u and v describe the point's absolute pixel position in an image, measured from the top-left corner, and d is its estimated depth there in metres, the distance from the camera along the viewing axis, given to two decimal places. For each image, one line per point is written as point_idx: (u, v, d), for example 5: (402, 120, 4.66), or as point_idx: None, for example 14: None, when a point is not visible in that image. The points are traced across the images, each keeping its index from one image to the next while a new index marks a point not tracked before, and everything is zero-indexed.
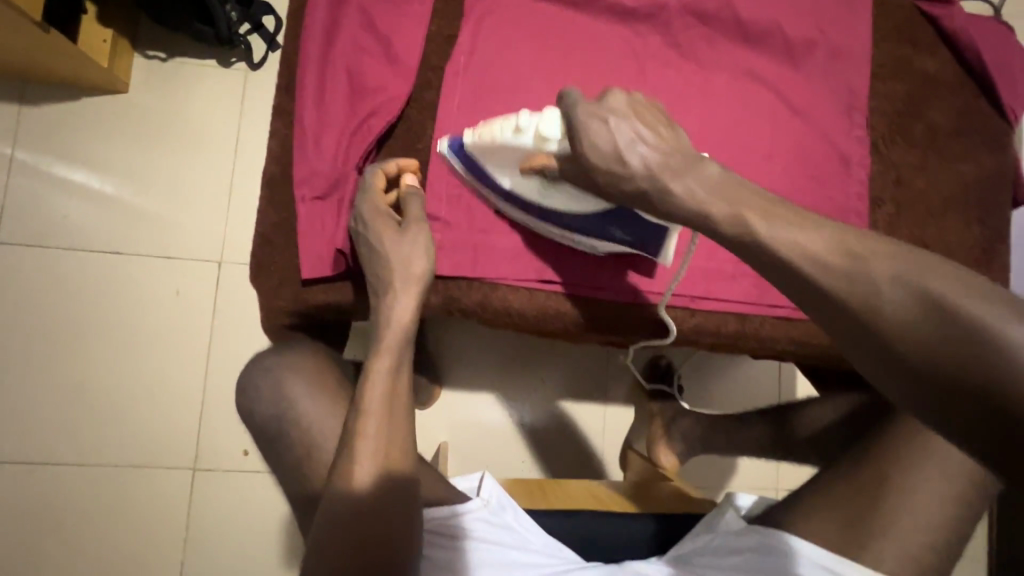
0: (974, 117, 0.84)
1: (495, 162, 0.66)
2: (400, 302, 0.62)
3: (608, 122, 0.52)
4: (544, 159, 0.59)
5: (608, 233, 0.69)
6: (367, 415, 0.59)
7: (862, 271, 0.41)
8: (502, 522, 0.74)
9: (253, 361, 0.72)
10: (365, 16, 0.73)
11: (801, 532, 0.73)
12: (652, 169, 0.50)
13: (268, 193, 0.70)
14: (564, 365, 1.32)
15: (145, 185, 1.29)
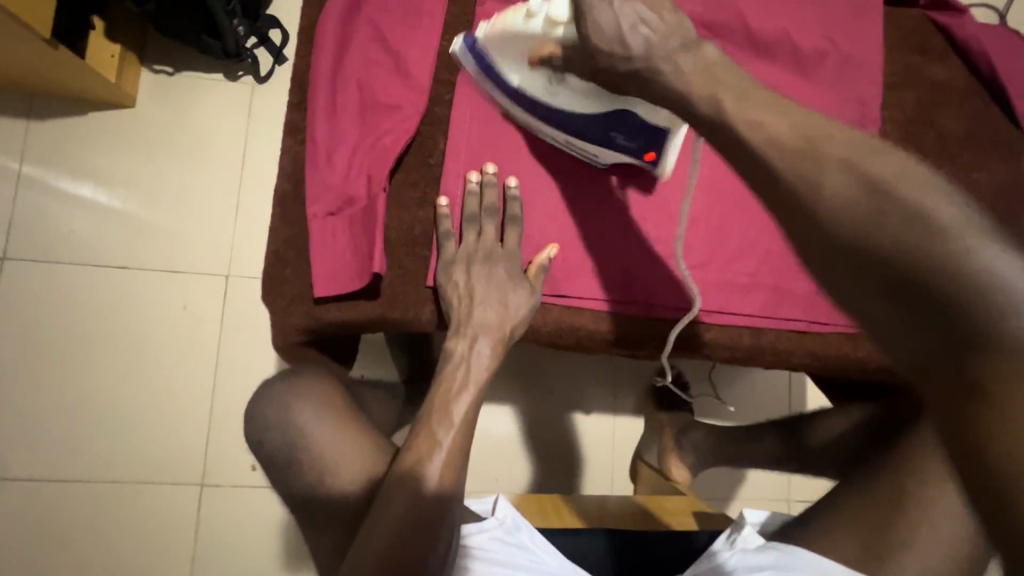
0: (988, 126, 0.84)
1: (505, 58, 0.62)
2: (476, 351, 0.66)
3: (613, 5, 0.50)
4: (552, 48, 0.56)
5: (610, 138, 0.68)
6: (430, 457, 0.58)
7: (822, 169, 0.43)
8: (518, 543, 0.72)
9: (262, 388, 0.72)
10: (376, 32, 0.72)
11: (822, 548, 0.72)
12: (652, 51, 0.49)
13: (279, 210, 0.70)
14: (573, 375, 1.31)
15: (152, 198, 1.29)
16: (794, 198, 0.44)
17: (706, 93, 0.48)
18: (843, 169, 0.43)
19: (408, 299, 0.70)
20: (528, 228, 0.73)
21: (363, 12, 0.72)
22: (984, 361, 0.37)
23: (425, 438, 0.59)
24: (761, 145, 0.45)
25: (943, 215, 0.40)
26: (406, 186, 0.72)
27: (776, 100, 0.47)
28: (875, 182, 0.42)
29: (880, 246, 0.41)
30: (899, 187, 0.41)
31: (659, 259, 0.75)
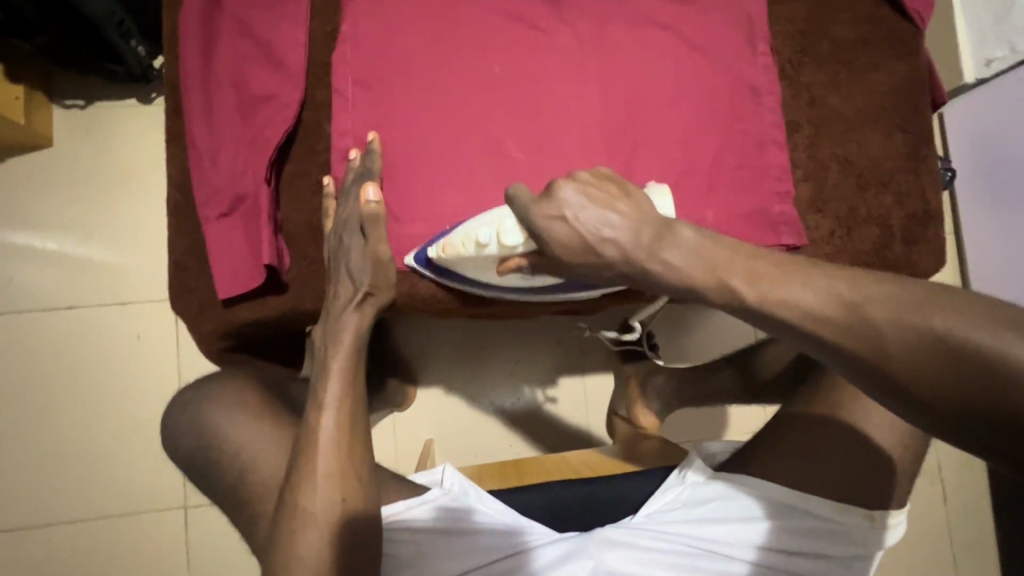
0: (881, 25, 0.83)
1: (469, 269, 0.67)
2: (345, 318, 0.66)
3: (583, 207, 0.52)
4: (514, 263, 0.59)
5: (594, 284, 0.71)
6: (314, 450, 0.59)
7: (878, 329, 0.41)
8: (464, 508, 0.73)
9: (180, 396, 0.73)
10: (241, 26, 0.71)
11: (766, 471, 0.72)
12: (628, 251, 0.50)
13: (172, 220, 0.69)
14: (532, 342, 1.33)
15: (87, 235, 1.28)
16: (855, 356, 0.42)
17: (717, 279, 0.47)
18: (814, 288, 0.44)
19: (317, 287, 0.70)
20: (428, 199, 0.72)
21: (225, 8, 0.71)
22: None
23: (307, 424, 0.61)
24: (802, 323, 0.44)
25: (995, 343, 0.38)
26: (297, 176, 0.71)
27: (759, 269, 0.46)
28: (907, 320, 0.41)
29: (968, 392, 0.39)
30: (933, 321, 0.40)
31: None
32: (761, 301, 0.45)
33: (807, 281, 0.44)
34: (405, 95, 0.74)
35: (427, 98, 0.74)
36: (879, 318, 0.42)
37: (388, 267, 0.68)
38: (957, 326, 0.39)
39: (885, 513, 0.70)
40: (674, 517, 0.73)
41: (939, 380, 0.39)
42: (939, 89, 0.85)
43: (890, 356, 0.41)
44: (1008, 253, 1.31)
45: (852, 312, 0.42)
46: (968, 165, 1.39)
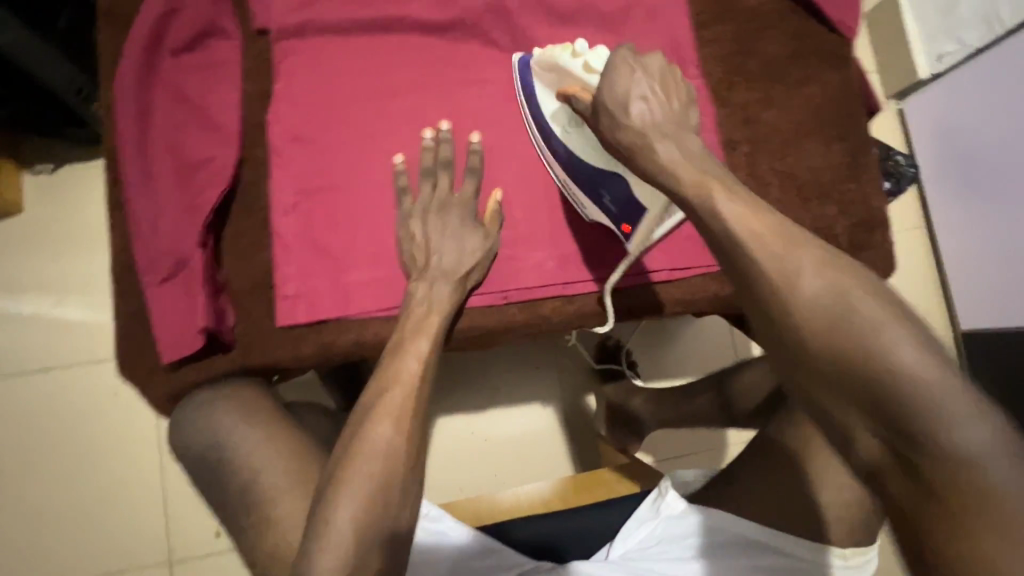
0: (808, 40, 0.84)
1: (545, 82, 0.68)
2: (434, 317, 0.67)
3: (632, 74, 0.55)
4: (580, 89, 0.60)
5: (597, 195, 0.69)
6: (354, 462, 0.55)
7: (851, 327, 0.43)
8: (440, 523, 0.73)
9: (194, 394, 0.69)
10: (176, 93, 0.73)
11: (735, 504, 0.71)
12: (648, 121, 0.53)
13: (118, 287, 0.70)
14: (512, 368, 1.33)
15: (62, 296, 1.29)
16: (802, 325, 0.45)
17: (699, 187, 0.50)
18: (818, 273, 0.45)
19: (265, 343, 0.71)
20: (368, 246, 0.73)
21: (159, 76, 0.73)
22: (953, 496, 0.40)
23: (372, 392, 0.60)
24: (791, 313, 0.45)
25: (936, 386, 0.41)
26: (238, 235, 0.73)
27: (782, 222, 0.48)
28: (874, 330, 0.43)
29: (905, 412, 0.41)
30: (891, 351, 0.42)
31: (508, 245, 0.75)
32: (784, 287, 0.46)
33: (819, 269, 0.46)
34: (340, 147, 0.74)
35: (363, 147, 0.75)
36: (851, 327, 0.43)
37: (471, 253, 0.71)
38: (912, 362, 0.41)
39: (858, 550, 0.66)
40: (651, 556, 0.70)
41: (856, 400, 0.43)
42: (873, 97, 0.86)
43: (845, 363, 0.43)
44: (976, 250, 1.32)
45: (836, 321, 0.44)
46: (932, 159, 1.39)
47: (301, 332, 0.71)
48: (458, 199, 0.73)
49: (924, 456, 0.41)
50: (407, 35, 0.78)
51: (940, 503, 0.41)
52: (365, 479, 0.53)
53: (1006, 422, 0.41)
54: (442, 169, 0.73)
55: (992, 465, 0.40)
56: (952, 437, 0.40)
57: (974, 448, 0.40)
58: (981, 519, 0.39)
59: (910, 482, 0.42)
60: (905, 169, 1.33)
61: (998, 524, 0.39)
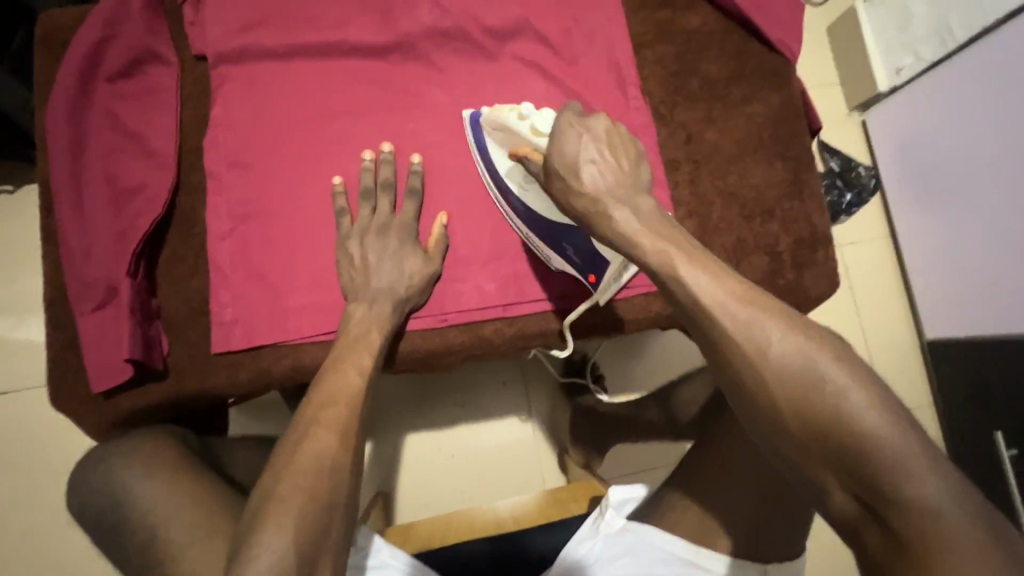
0: (748, 59, 0.85)
1: (498, 138, 0.69)
2: (374, 330, 0.67)
3: (579, 137, 0.55)
4: (530, 150, 0.61)
5: (561, 247, 0.69)
6: (287, 472, 0.53)
7: (813, 380, 0.43)
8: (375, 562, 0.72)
9: (92, 454, 0.67)
10: (111, 120, 0.73)
11: (669, 523, 0.70)
12: (602, 186, 0.53)
13: (50, 316, 0.69)
14: (477, 384, 1.33)
15: (18, 319, 1.28)
16: (764, 377, 0.44)
17: (661, 255, 0.49)
18: (785, 340, 0.44)
19: (200, 369, 0.70)
20: (306, 270, 0.73)
21: (94, 104, 0.73)
22: (926, 551, 0.38)
23: (310, 409, 0.59)
24: (763, 374, 0.44)
25: (896, 442, 0.41)
26: (174, 261, 0.72)
27: (742, 297, 0.46)
28: (838, 393, 0.42)
29: (869, 463, 0.41)
30: (853, 411, 0.42)
31: (448, 266, 0.75)
32: (753, 352, 0.45)
33: (783, 331, 0.45)
34: (278, 170, 0.74)
35: (300, 171, 0.75)
36: (819, 393, 0.43)
37: (409, 268, 0.72)
38: (868, 414, 0.41)
39: (782, 565, 0.67)
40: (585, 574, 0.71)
41: (825, 455, 0.42)
42: (814, 113, 0.87)
43: (816, 420, 0.42)
44: (936, 259, 1.32)
45: (805, 382, 0.43)
46: (891, 169, 1.40)
47: (238, 357, 0.70)
48: (397, 220, 0.74)
49: (892, 512, 0.40)
50: (346, 59, 0.78)
51: (912, 559, 0.39)
52: (298, 485, 0.52)
53: (960, 478, 0.41)
54: (381, 190, 0.74)
55: (953, 519, 0.39)
56: (911, 488, 0.40)
57: (934, 501, 0.39)
58: (945, 573, 0.37)
59: (883, 541, 0.40)
60: (864, 181, 1.42)
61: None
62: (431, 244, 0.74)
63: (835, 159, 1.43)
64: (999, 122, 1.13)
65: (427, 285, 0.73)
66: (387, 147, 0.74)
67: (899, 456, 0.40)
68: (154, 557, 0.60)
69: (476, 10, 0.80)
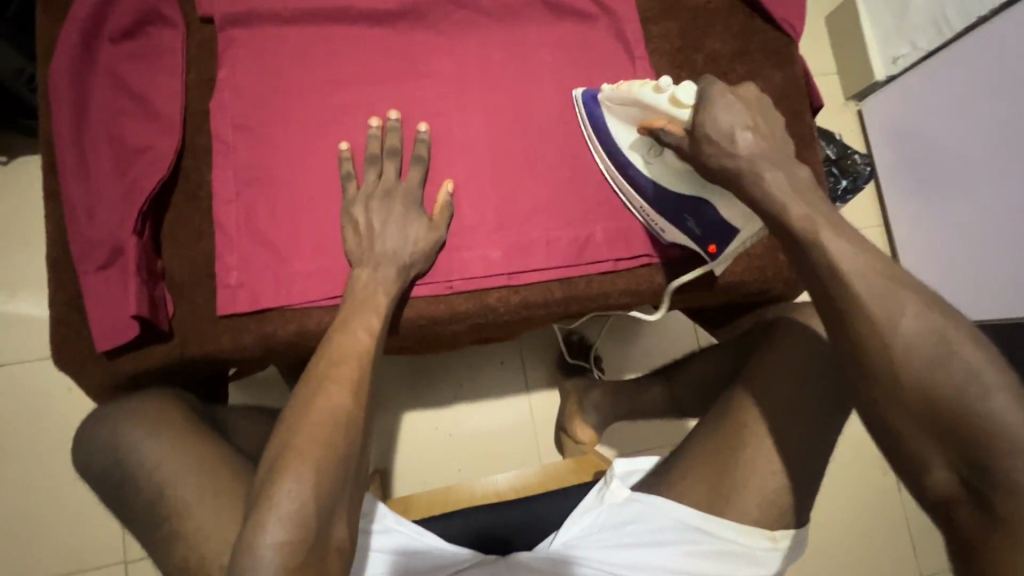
0: (752, 36, 0.86)
1: (623, 112, 0.70)
2: (381, 289, 0.68)
3: (732, 108, 0.58)
4: (667, 124, 0.63)
5: (682, 221, 0.72)
6: (301, 426, 0.55)
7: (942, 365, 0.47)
8: (380, 528, 0.73)
9: (96, 413, 0.66)
10: (115, 81, 0.72)
11: (677, 494, 0.72)
12: (753, 154, 0.56)
13: (52, 275, 0.69)
14: (477, 363, 1.33)
15: (11, 293, 1.26)
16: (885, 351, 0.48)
17: (806, 223, 0.52)
18: (919, 316, 0.48)
19: (205, 331, 0.70)
20: (314, 234, 0.72)
21: (98, 64, 0.72)
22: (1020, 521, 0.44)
23: (322, 365, 0.61)
24: (892, 351, 0.48)
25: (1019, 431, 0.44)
26: (179, 224, 0.72)
27: (882, 273, 0.50)
28: (964, 376, 0.46)
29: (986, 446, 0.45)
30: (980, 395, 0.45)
31: (456, 234, 0.76)
32: (883, 327, 0.48)
33: (922, 312, 0.48)
34: (285, 135, 0.74)
35: (307, 137, 0.74)
36: (946, 373, 0.46)
37: (418, 232, 0.72)
38: (999, 408, 0.45)
39: (786, 533, 0.69)
40: (594, 543, 0.71)
41: (935, 431, 0.47)
42: (816, 92, 0.88)
43: (937, 403, 0.46)
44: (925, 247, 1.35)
45: (932, 365, 0.47)
46: (885, 157, 1.42)
47: (241, 321, 0.70)
48: (405, 185, 0.73)
49: (994, 489, 0.45)
50: (353, 24, 0.78)
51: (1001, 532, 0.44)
52: (313, 442, 0.54)
53: None
54: (387, 157, 0.73)
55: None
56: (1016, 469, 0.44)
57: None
58: None
59: (976, 512, 0.46)
60: (861, 169, 1.36)
61: None
62: (436, 212, 0.74)
63: (831, 146, 1.37)
64: (1007, 130, 1.13)
65: (431, 251, 0.73)
66: (393, 115, 0.74)
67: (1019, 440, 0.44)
68: (159, 512, 0.60)
69: None
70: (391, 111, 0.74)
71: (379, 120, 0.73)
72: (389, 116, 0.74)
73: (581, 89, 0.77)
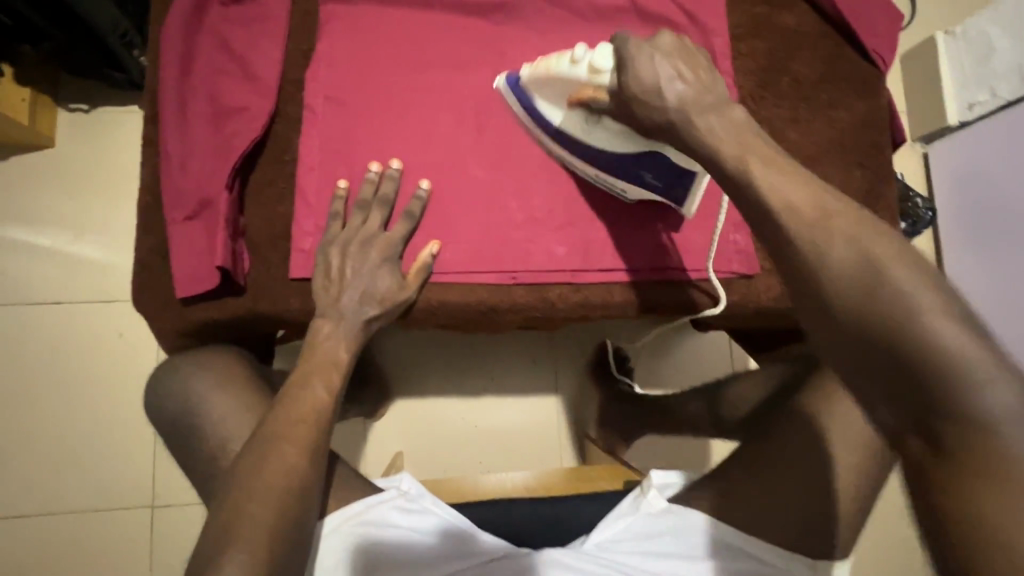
0: (841, 64, 0.85)
1: (546, 95, 0.70)
2: (340, 348, 0.69)
3: (654, 58, 0.55)
4: (593, 91, 0.62)
5: (638, 177, 0.71)
6: (247, 488, 0.57)
7: (894, 289, 0.41)
8: (419, 508, 0.73)
9: (164, 365, 0.70)
10: (221, 42, 0.75)
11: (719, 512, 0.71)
12: (683, 100, 0.54)
13: (142, 220, 0.72)
14: (510, 357, 1.34)
15: (78, 234, 1.31)
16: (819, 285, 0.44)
17: (738, 156, 0.50)
18: (847, 246, 0.44)
19: (277, 290, 0.72)
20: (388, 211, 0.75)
21: (206, 24, 0.75)
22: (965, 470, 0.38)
23: (275, 423, 0.62)
24: (824, 283, 0.44)
25: (969, 351, 0.39)
26: (263, 184, 0.74)
27: (824, 207, 0.46)
28: (911, 302, 0.41)
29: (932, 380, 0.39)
30: (938, 326, 0.39)
31: (525, 227, 0.77)
32: (813, 267, 0.44)
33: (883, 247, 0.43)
34: (372, 111, 0.76)
35: (392, 115, 0.77)
36: (888, 299, 0.41)
37: (389, 283, 0.72)
38: (949, 334, 0.39)
39: (829, 563, 0.67)
40: (626, 548, 0.71)
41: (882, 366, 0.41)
42: (900, 128, 0.87)
43: (877, 334, 0.41)
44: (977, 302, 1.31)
45: (867, 293, 0.42)
46: (949, 204, 1.38)
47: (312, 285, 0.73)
48: None
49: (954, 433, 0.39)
50: (450, 11, 0.80)
51: (954, 469, 0.39)
52: (263, 510, 0.56)
53: None
54: (377, 205, 0.74)
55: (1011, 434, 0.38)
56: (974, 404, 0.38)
57: (998, 410, 0.38)
58: (991, 482, 0.38)
59: (925, 443, 0.40)
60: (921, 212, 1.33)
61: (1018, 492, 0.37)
62: (412, 272, 0.73)
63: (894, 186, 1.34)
64: None
65: (401, 307, 0.73)
66: (395, 164, 0.74)
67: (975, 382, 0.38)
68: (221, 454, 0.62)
69: None
70: (422, 181, 0.75)
71: (380, 166, 0.74)
72: (392, 164, 0.74)
73: (501, 75, 0.74)
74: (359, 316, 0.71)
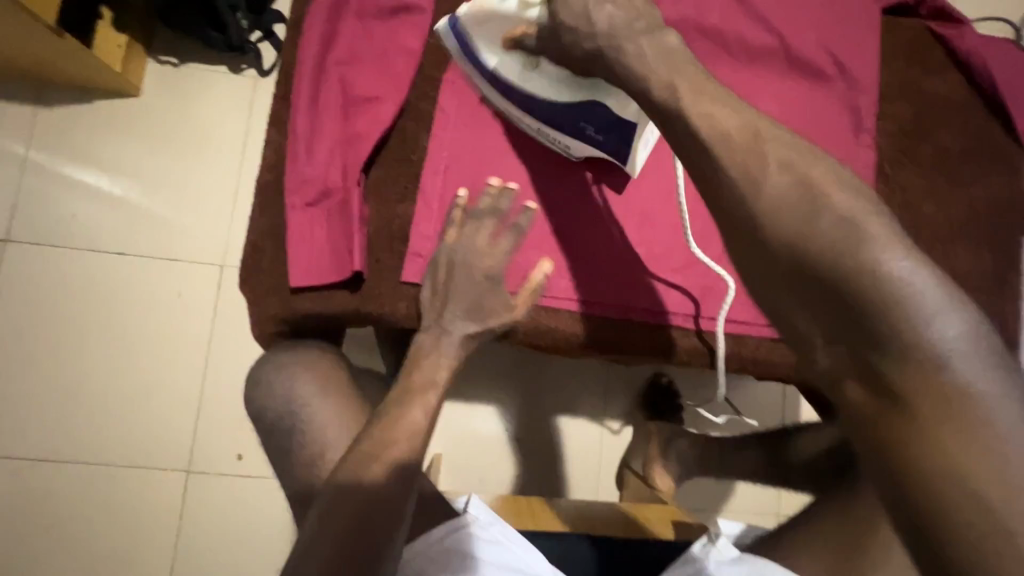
0: (986, 140, 0.82)
1: (484, 36, 0.61)
2: (442, 365, 0.63)
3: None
4: (525, 29, 0.57)
5: (579, 129, 0.66)
6: (333, 513, 0.50)
7: (833, 218, 0.41)
8: (492, 538, 0.69)
9: (263, 360, 0.70)
10: (363, 30, 0.73)
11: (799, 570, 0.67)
12: (616, 27, 0.50)
13: (260, 200, 0.70)
14: (565, 375, 1.26)
15: (149, 188, 1.30)
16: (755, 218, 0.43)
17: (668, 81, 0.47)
18: (786, 177, 0.43)
19: (386, 293, 0.70)
20: None
21: (350, 9, 0.73)
22: (898, 410, 0.38)
23: (367, 442, 0.55)
24: (773, 228, 0.42)
25: (918, 287, 0.39)
26: (385, 181, 0.72)
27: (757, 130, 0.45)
28: (860, 236, 0.41)
29: (876, 312, 0.39)
30: (881, 257, 0.40)
31: (638, 263, 0.75)
32: (783, 213, 0.42)
33: (826, 174, 0.43)
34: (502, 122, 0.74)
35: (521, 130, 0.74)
36: (832, 232, 0.41)
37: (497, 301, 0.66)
38: (896, 268, 0.39)
39: None
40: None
41: (829, 302, 0.40)
42: None
43: (817, 267, 0.41)
44: None
45: (807, 225, 0.42)
46: None
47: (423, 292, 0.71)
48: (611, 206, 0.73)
49: (895, 368, 0.39)
50: None
51: (894, 410, 0.39)
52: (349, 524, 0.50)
53: (981, 334, 0.39)
54: (488, 218, 0.66)
55: (954, 368, 0.38)
56: (915, 337, 0.38)
57: (946, 345, 0.38)
58: (932, 418, 0.38)
59: (868, 393, 0.40)
60: None
61: (958, 426, 0.37)
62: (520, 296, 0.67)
63: None
64: None
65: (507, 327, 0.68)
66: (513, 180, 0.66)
67: (914, 307, 0.39)
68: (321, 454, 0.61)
69: (734, 19, 0.78)
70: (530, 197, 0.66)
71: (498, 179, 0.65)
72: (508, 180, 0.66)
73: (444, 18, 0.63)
74: (463, 332, 0.65)
